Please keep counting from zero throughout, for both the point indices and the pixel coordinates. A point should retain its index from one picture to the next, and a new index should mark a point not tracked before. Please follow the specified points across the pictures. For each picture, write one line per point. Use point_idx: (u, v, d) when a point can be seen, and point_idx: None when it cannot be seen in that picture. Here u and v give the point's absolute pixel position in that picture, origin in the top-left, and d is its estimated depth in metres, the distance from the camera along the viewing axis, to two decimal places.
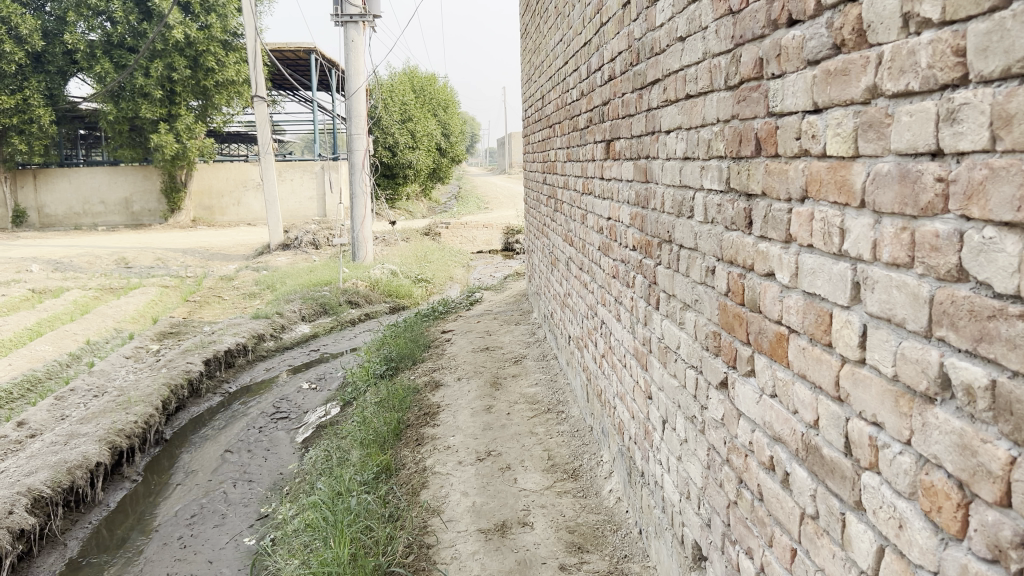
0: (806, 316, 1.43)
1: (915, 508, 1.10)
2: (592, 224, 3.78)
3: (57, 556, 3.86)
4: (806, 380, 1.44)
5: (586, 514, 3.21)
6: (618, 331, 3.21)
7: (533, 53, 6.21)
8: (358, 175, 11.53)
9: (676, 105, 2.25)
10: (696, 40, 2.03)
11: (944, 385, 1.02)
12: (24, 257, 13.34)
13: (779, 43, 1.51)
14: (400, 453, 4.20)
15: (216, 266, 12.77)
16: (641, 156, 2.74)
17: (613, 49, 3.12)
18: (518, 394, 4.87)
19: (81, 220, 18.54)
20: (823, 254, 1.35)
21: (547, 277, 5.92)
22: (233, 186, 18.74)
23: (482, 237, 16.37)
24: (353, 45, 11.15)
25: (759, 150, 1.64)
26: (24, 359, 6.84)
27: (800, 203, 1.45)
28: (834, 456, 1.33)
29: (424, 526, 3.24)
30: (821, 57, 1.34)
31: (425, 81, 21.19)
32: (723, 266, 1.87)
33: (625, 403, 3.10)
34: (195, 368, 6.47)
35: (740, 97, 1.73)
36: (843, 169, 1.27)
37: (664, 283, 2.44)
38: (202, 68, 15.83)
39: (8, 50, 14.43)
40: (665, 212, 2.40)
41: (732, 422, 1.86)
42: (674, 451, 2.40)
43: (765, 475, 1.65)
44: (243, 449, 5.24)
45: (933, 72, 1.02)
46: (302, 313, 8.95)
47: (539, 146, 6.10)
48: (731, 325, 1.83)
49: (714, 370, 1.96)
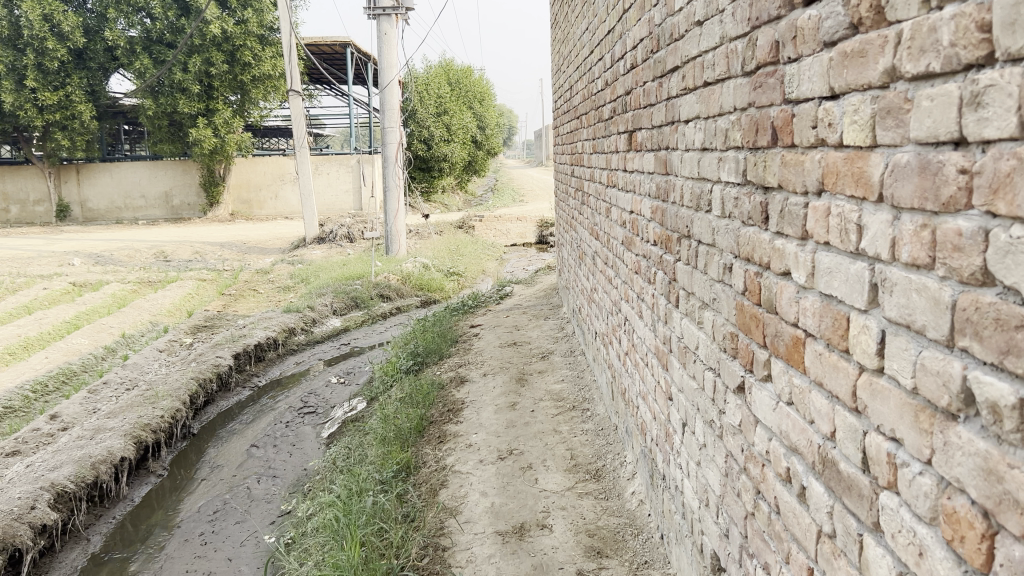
0: (823, 319, 1.32)
1: (937, 535, 0.99)
2: (616, 218, 3.67)
3: (79, 551, 3.87)
4: (822, 388, 1.34)
5: (607, 516, 3.11)
6: (641, 329, 3.10)
7: (562, 43, 6.08)
8: (392, 168, 11.49)
9: (695, 94, 2.14)
10: (714, 24, 1.92)
11: (967, 401, 0.91)
12: (67, 250, 13.56)
13: (795, 24, 1.40)
14: (422, 450, 4.14)
15: (253, 260, 12.84)
16: (661, 147, 2.63)
17: (635, 36, 3.00)
18: (544, 391, 4.79)
19: (123, 214, 18.83)
20: (841, 252, 1.24)
21: (575, 271, 5.81)
22: (271, 179, 18.87)
23: (516, 230, 16.24)
24: (386, 38, 11.09)
25: (776, 140, 1.53)
26: (60, 352, 6.92)
27: (817, 197, 1.34)
28: (851, 472, 1.23)
29: (441, 527, 3.18)
30: (839, 37, 1.22)
31: (460, 74, 21.12)
32: (740, 263, 1.76)
33: (648, 403, 3.00)
34: (224, 362, 6.48)
35: (757, 83, 1.62)
36: (861, 160, 1.16)
37: (684, 280, 2.33)
38: (240, 63, 15.90)
39: (51, 48, 14.66)
40: (685, 205, 2.29)
41: (749, 429, 1.75)
42: (694, 455, 2.30)
43: (782, 488, 1.55)
44: (269, 444, 5.22)
45: (956, 50, 0.91)
46: (334, 306, 8.95)
47: (567, 138, 5.99)
48: (748, 326, 1.72)
49: (731, 374, 1.86)
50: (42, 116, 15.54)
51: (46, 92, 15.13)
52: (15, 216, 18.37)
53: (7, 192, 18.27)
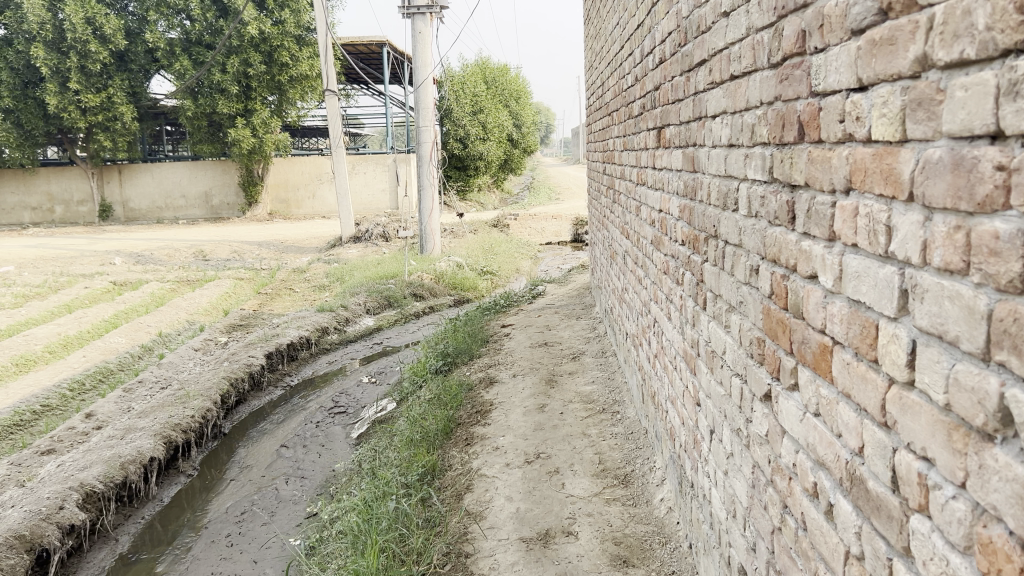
0: (850, 327, 1.23)
1: (971, 566, 0.91)
2: (645, 216, 3.58)
3: (107, 552, 3.88)
4: (851, 400, 1.25)
5: (635, 523, 3.03)
6: (670, 331, 3.01)
7: (594, 38, 5.98)
8: (426, 166, 11.45)
9: (721, 88, 2.05)
10: (740, 15, 1.83)
11: (1005, 421, 0.83)
12: (109, 250, 13.73)
13: (821, 11, 1.31)
14: (449, 453, 4.10)
15: (290, 259, 12.89)
16: (689, 144, 2.54)
17: (664, 29, 2.91)
18: (574, 393, 4.72)
19: (164, 214, 19.09)
20: (870, 255, 1.16)
21: (607, 270, 5.72)
22: (309, 179, 18.96)
23: (551, 229, 16.17)
24: (421, 36, 11.05)
25: (803, 135, 1.44)
26: (99, 351, 6.98)
27: (845, 195, 1.25)
28: (880, 492, 1.14)
29: (464, 533, 3.13)
30: (868, 24, 1.14)
31: (496, 72, 21.06)
32: (767, 265, 1.67)
33: (676, 407, 2.91)
34: (257, 361, 6.48)
35: (783, 75, 1.53)
36: (890, 156, 1.07)
37: (711, 282, 2.24)
38: (277, 63, 15.99)
39: (93, 50, 14.89)
40: (712, 204, 2.20)
41: (776, 440, 1.67)
42: (721, 465, 2.21)
43: (809, 504, 1.46)
44: (298, 444, 5.20)
45: (993, 34, 0.82)
46: (368, 305, 8.96)
47: (599, 135, 5.90)
48: (775, 332, 1.64)
49: (758, 381, 1.77)
50: (85, 118, 15.77)
51: (89, 94, 15.36)
52: (59, 216, 18.68)
53: (52, 193, 18.59)
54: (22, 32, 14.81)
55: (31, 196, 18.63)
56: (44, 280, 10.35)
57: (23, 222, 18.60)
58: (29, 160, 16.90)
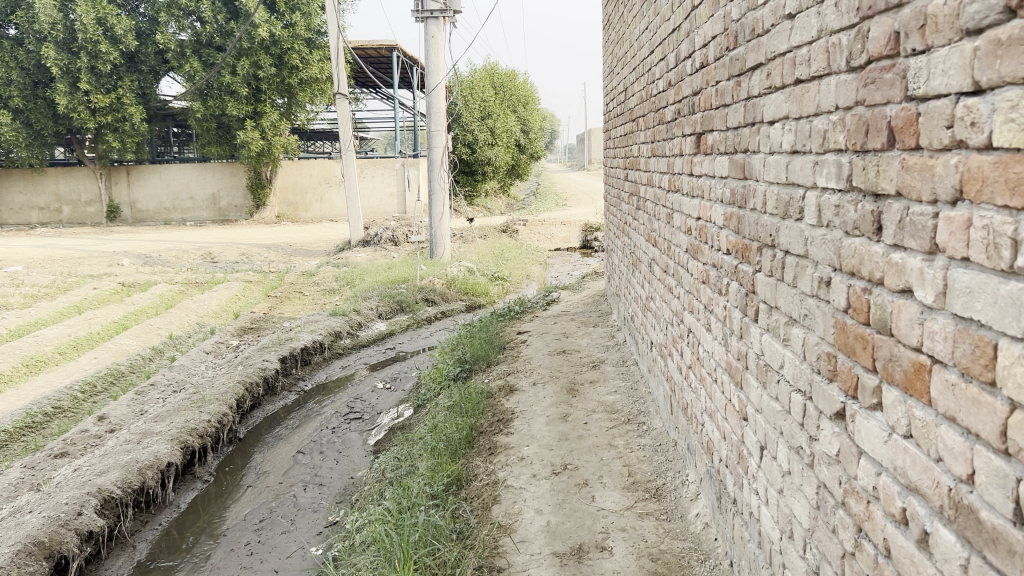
0: (958, 346, 1.16)
1: None
2: (679, 224, 3.52)
3: (125, 559, 3.80)
4: (955, 424, 1.18)
5: (671, 539, 2.95)
6: (708, 342, 2.94)
7: (616, 44, 5.91)
8: (437, 171, 11.37)
9: (783, 93, 1.98)
10: (810, 15, 1.76)
11: None
12: (116, 251, 13.66)
13: (923, 11, 1.24)
14: (472, 462, 4.03)
15: (298, 261, 12.83)
16: (738, 150, 2.46)
17: (707, 33, 2.85)
18: (596, 402, 4.63)
19: (171, 215, 19.04)
20: (987, 268, 1.09)
21: (627, 277, 5.64)
22: (317, 182, 18.87)
23: (560, 234, 16.10)
24: (434, 40, 10.90)
25: (893, 141, 1.37)
26: (110, 352, 6.90)
27: (951, 206, 1.18)
28: (998, 523, 1.06)
29: (495, 547, 3.05)
30: (988, 24, 1.07)
31: (505, 77, 21.00)
32: (841, 277, 1.61)
33: (715, 421, 2.83)
34: (271, 366, 6.40)
35: (868, 79, 1.47)
36: (1018, 164, 1.01)
37: (765, 293, 2.17)
38: (287, 66, 15.96)
39: (104, 50, 14.86)
40: (768, 212, 2.13)
41: (849, 461, 1.60)
42: (774, 482, 2.14)
43: (894, 530, 1.39)
44: (315, 451, 5.12)
45: None
46: (380, 310, 8.87)
47: (621, 141, 5.81)
48: (851, 348, 1.56)
49: (828, 399, 1.70)
50: (93, 118, 15.71)
51: (98, 95, 15.28)
52: (67, 216, 18.66)
53: (60, 193, 18.58)
54: (34, 32, 14.81)
55: (39, 195, 18.63)
56: (52, 280, 10.28)
57: (31, 221, 18.59)
58: (38, 161, 16.88)
